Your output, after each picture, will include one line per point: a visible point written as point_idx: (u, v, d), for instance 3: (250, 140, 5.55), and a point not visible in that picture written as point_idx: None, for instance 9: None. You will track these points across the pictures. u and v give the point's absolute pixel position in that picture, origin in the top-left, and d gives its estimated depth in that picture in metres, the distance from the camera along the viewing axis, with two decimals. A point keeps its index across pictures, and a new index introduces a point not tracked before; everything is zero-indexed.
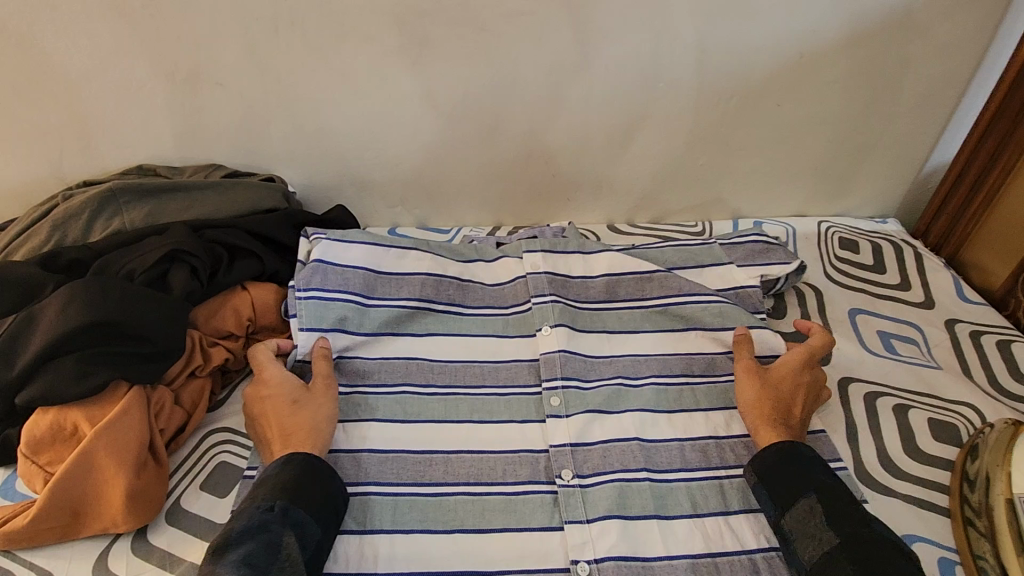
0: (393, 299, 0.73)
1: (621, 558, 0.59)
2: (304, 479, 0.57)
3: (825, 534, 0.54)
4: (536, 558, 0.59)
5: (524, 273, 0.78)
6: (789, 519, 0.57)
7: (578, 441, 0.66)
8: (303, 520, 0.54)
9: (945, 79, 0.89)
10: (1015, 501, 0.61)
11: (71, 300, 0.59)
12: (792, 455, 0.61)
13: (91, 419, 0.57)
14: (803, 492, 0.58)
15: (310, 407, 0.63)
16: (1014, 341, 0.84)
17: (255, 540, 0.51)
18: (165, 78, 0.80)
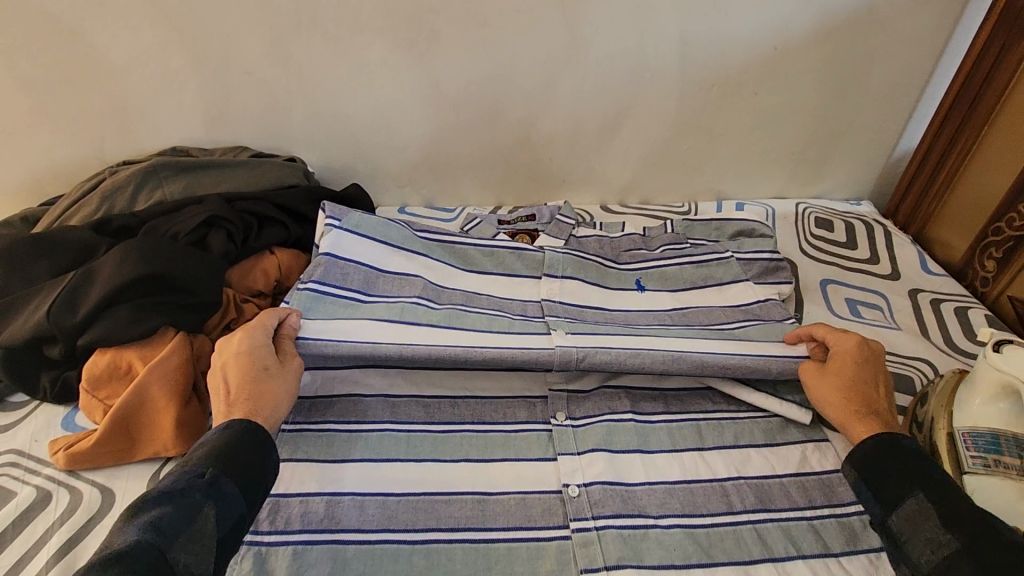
0: (391, 296, 0.75)
1: (607, 483, 0.66)
2: (240, 449, 0.54)
3: (940, 536, 0.54)
4: (531, 483, 0.67)
5: (539, 299, 0.81)
6: (897, 519, 0.57)
7: (574, 392, 0.75)
8: (229, 493, 0.51)
9: (908, 69, 0.97)
10: (954, 434, 0.67)
11: (126, 256, 0.67)
12: (892, 449, 0.60)
13: (143, 358, 0.66)
14: (908, 489, 0.57)
15: (265, 380, 0.61)
16: (970, 307, 0.92)
17: (172, 504, 0.48)
18: (198, 67, 0.89)
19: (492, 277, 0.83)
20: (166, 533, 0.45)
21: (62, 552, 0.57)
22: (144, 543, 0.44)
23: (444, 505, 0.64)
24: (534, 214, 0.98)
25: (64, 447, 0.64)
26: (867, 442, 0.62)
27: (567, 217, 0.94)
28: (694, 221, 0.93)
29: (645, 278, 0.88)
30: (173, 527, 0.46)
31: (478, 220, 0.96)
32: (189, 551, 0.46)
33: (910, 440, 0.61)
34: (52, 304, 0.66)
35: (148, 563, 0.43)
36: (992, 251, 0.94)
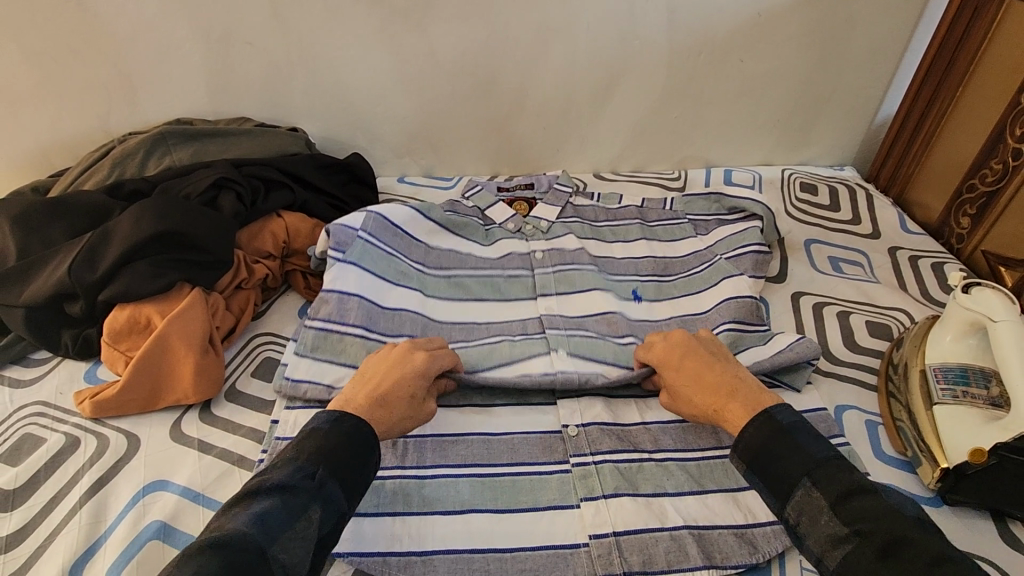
0: (393, 333, 0.74)
1: (604, 424, 0.70)
2: (349, 449, 0.53)
3: (834, 529, 0.47)
4: (536, 424, 0.71)
5: (538, 315, 0.81)
6: (791, 508, 0.50)
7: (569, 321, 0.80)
8: (333, 494, 0.50)
9: (888, 35, 1.01)
10: (927, 370, 0.72)
11: (142, 214, 0.71)
12: (776, 433, 0.54)
13: (162, 313, 0.69)
14: (796, 475, 0.51)
15: (412, 411, 0.62)
16: (946, 262, 0.97)
17: (280, 500, 0.47)
18: (201, 39, 0.91)
19: (490, 302, 0.83)
20: (269, 529, 0.45)
21: (92, 489, 0.61)
22: (248, 540, 0.43)
23: (452, 444, 0.68)
24: (533, 182, 0.99)
25: (90, 397, 0.67)
26: (747, 433, 0.55)
27: (564, 186, 0.96)
28: (690, 197, 0.95)
29: (643, 289, 0.87)
30: (278, 524, 0.45)
31: (480, 188, 0.94)
32: (288, 549, 0.45)
33: (791, 415, 0.55)
34: (73, 261, 0.69)
35: (247, 559, 0.42)
36: (967, 209, 0.98)
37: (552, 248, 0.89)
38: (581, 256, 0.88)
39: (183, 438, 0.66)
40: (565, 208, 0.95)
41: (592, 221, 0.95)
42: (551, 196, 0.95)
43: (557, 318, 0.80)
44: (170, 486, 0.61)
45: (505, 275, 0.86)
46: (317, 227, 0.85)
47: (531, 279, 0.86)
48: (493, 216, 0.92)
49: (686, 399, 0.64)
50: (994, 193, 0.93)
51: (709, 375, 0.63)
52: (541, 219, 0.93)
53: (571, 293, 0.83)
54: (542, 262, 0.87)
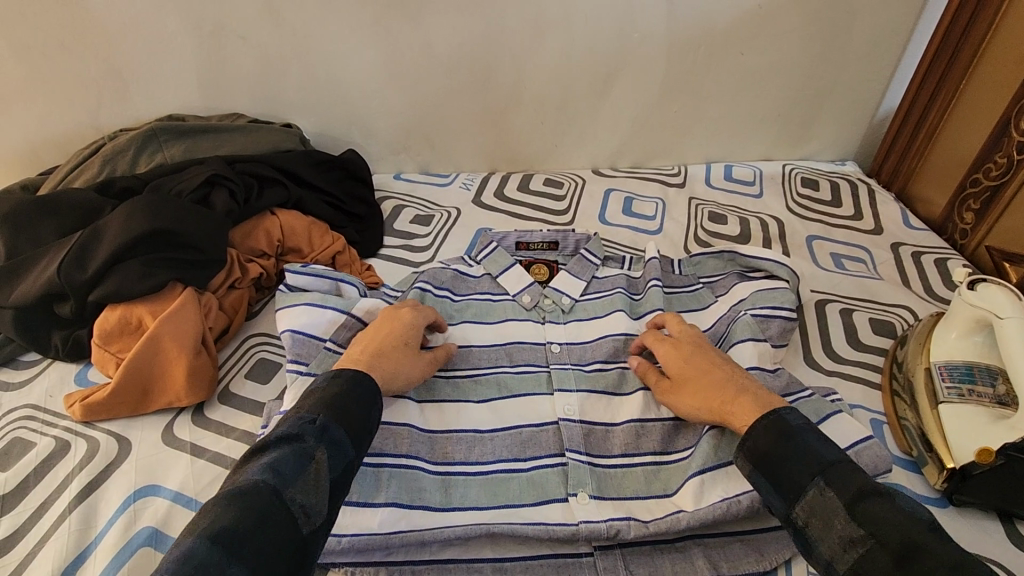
0: (400, 422, 0.68)
1: (590, 423, 0.71)
2: (351, 403, 0.56)
3: (849, 531, 0.46)
4: (531, 416, 0.71)
5: (550, 392, 0.73)
6: (801, 508, 0.50)
7: (578, 366, 0.77)
8: (339, 441, 0.53)
9: (890, 26, 0.99)
10: (932, 369, 0.71)
11: (133, 212, 0.69)
12: (787, 435, 0.53)
13: (154, 313, 0.68)
14: (807, 476, 0.50)
15: (408, 357, 0.66)
16: (950, 258, 0.95)
17: (290, 449, 0.50)
18: (192, 31, 0.89)
19: (506, 349, 0.78)
20: (283, 475, 0.48)
21: (82, 495, 0.60)
22: (264, 488, 0.47)
23: (448, 442, 0.69)
24: (558, 241, 0.90)
25: (80, 399, 0.66)
26: (750, 439, 0.55)
27: (592, 254, 0.87)
28: (700, 256, 0.86)
29: None
30: (289, 469, 0.49)
31: (492, 247, 0.87)
32: (304, 492, 0.49)
33: (799, 417, 0.55)
34: (63, 261, 0.67)
35: (268, 504, 0.46)
36: (970, 204, 0.97)
37: (570, 338, 0.80)
38: (604, 347, 0.78)
39: (175, 441, 0.65)
40: (590, 282, 0.85)
41: (625, 289, 0.84)
42: (575, 265, 0.86)
43: (575, 431, 0.69)
44: (162, 492, 0.60)
45: (512, 373, 0.76)
46: (313, 223, 0.83)
47: (547, 373, 0.75)
48: (509, 283, 0.84)
49: (690, 393, 0.64)
50: (999, 187, 0.92)
51: (710, 374, 0.63)
52: (562, 293, 0.83)
53: (594, 393, 0.73)
54: (559, 357, 0.77)
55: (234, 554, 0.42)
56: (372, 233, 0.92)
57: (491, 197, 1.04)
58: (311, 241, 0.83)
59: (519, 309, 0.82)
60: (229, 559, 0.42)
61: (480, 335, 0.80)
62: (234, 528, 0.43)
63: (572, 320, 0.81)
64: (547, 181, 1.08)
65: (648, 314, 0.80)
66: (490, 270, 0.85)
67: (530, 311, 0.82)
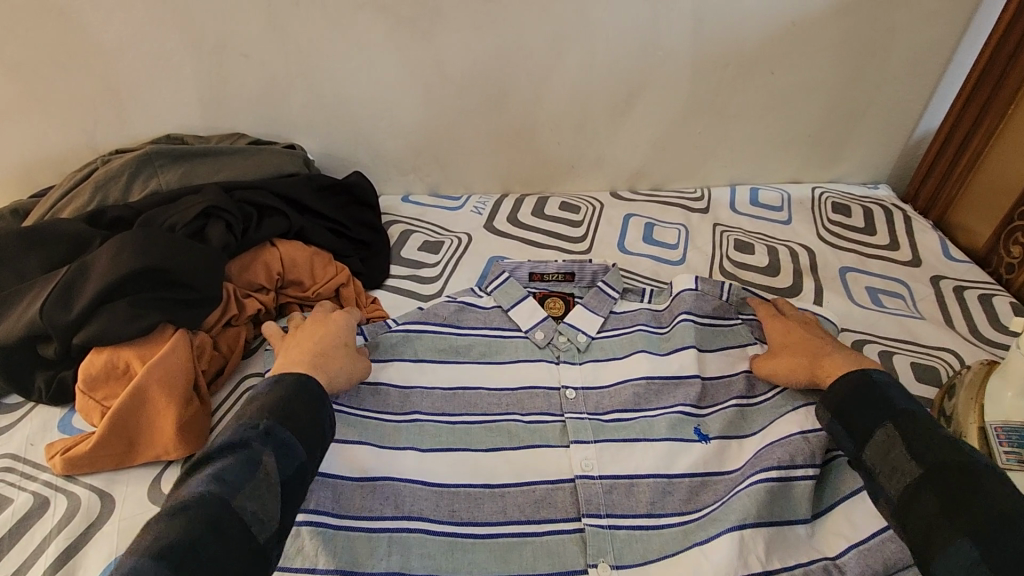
0: (398, 479, 0.63)
1: (614, 479, 0.65)
2: (295, 406, 0.55)
3: (907, 463, 0.53)
4: (546, 472, 0.66)
5: (564, 445, 0.68)
6: (872, 453, 0.56)
7: (595, 414, 0.70)
8: (288, 442, 0.52)
9: (933, 45, 0.92)
10: (986, 428, 0.65)
11: (122, 248, 0.64)
12: (866, 386, 0.60)
13: (143, 357, 0.63)
14: (878, 422, 0.57)
15: (348, 357, 0.67)
16: (996, 295, 0.89)
17: (234, 455, 0.49)
18: (190, 48, 0.85)
19: (514, 395, 0.72)
20: (230, 483, 0.47)
21: (61, 561, 0.55)
22: (211, 495, 0.45)
23: (454, 497, 0.63)
24: (574, 273, 0.82)
25: (61, 451, 0.61)
26: (837, 382, 0.62)
27: (610, 287, 0.80)
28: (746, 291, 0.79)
29: (707, 423, 0.69)
30: (237, 476, 0.48)
31: (505, 277, 0.80)
32: (255, 498, 0.48)
33: (884, 374, 0.61)
34: (46, 301, 0.63)
35: (217, 513, 0.45)
36: (1019, 237, 0.90)
37: (586, 382, 0.73)
38: (624, 393, 0.72)
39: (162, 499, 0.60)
40: (607, 318, 0.79)
41: (647, 325, 0.77)
42: (592, 299, 0.79)
43: (595, 490, 0.64)
44: None
45: (522, 421, 0.70)
46: (315, 254, 0.79)
47: (562, 423, 0.70)
48: (520, 318, 0.77)
49: (786, 349, 0.70)
50: None
51: (812, 338, 0.70)
52: (577, 330, 0.77)
53: (612, 441, 0.68)
54: (575, 405, 0.71)
55: (184, 564, 0.41)
56: (378, 261, 0.87)
57: (504, 222, 0.99)
58: (314, 274, 0.78)
59: (532, 348, 0.76)
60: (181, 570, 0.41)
61: (490, 375, 0.73)
62: (186, 540, 0.42)
63: (589, 361, 0.75)
64: (563, 205, 1.03)
65: (676, 351, 0.73)
66: (501, 302, 0.79)
67: (543, 349, 0.76)
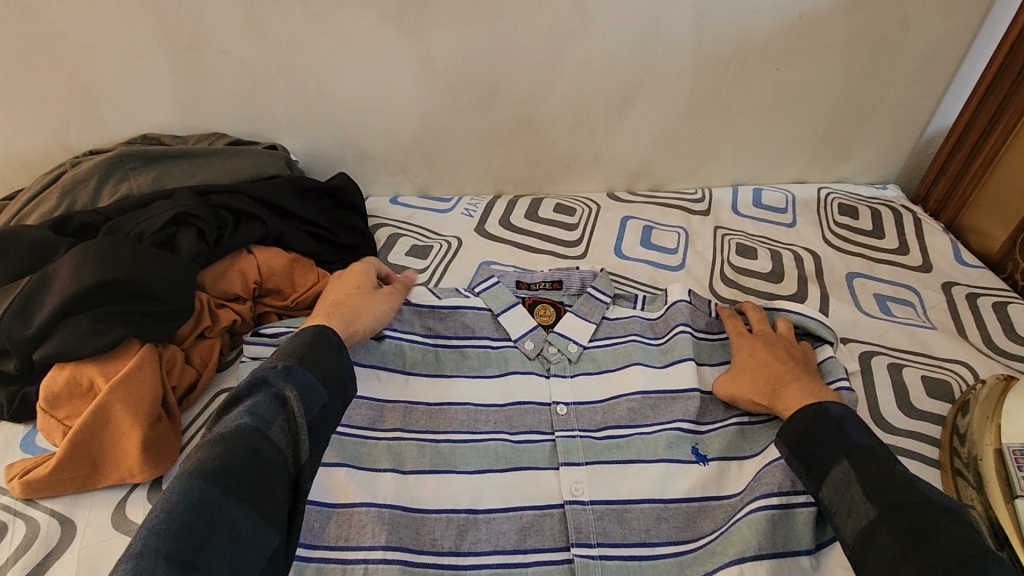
0: (373, 502, 0.59)
1: (605, 504, 0.61)
2: (318, 353, 0.56)
3: (861, 506, 0.50)
4: (535, 496, 0.62)
5: (556, 467, 0.64)
6: (826, 490, 0.53)
7: (587, 431, 0.67)
8: (310, 384, 0.53)
9: (948, 39, 0.88)
10: (1003, 451, 0.63)
11: (84, 259, 0.61)
12: (825, 419, 0.56)
13: (106, 374, 0.60)
14: (833, 458, 0.53)
15: (361, 296, 0.69)
16: (1011, 303, 0.85)
17: (261, 394, 0.51)
18: (165, 44, 0.81)
19: (504, 411, 0.68)
20: (260, 418, 0.49)
21: None
22: (244, 430, 0.47)
23: (436, 524, 0.59)
24: (562, 280, 0.79)
25: (20, 474, 0.58)
26: (795, 414, 0.58)
27: (601, 292, 0.76)
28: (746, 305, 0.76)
29: (705, 442, 0.65)
30: (267, 413, 0.50)
31: (493, 280, 0.77)
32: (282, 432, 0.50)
33: (842, 408, 0.56)
34: (4, 315, 0.59)
35: (249, 447, 0.47)
36: None
37: (578, 398, 0.70)
38: (617, 410, 0.68)
39: (126, 525, 0.57)
40: (599, 326, 0.75)
41: (640, 335, 0.74)
42: (582, 306, 0.75)
43: (586, 518, 0.60)
44: None
45: (511, 440, 0.66)
46: (296, 261, 0.75)
47: (552, 443, 0.66)
48: (509, 325, 0.73)
49: (750, 371, 0.66)
50: None
51: (778, 362, 0.65)
52: (568, 340, 0.73)
53: (604, 464, 0.64)
54: (566, 421, 0.67)
55: (229, 488, 0.44)
56: None
57: (495, 225, 0.95)
58: (293, 282, 0.74)
59: (521, 359, 0.72)
60: (229, 495, 0.43)
61: (477, 390, 0.70)
62: (222, 470, 0.44)
63: (580, 373, 0.71)
64: (557, 207, 0.99)
65: (676, 364, 0.69)
66: (490, 306, 0.75)
67: (532, 361, 0.72)
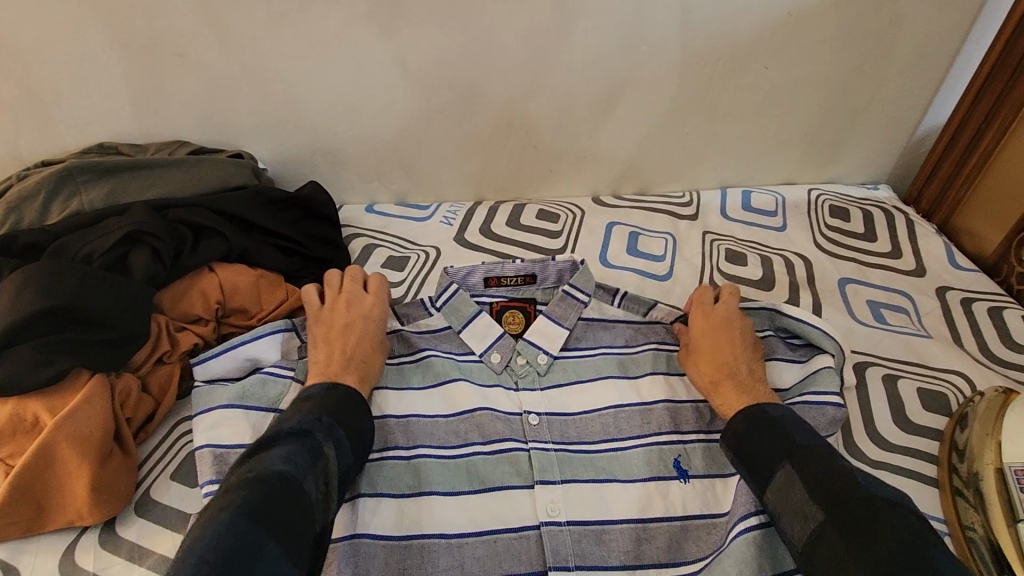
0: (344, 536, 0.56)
1: (583, 524, 0.58)
2: (348, 409, 0.56)
3: (807, 505, 0.49)
4: (509, 516, 0.59)
5: (531, 484, 0.60)
6: (771, 493, 0.52)
7: (563, 445, 0.63)
8: (342, 441, 0.53)
9: (941, 35, 0.85)
10: (1004, 471, 0.61)
11: (26, 285, 0.57)
12: (765, 422, 0.56)
13: (52, 409, 0.55)
14: (778, 462, 0.53)
15: (382, 350, 0.65)
16: (1007, 308, 0.82)
17: (299, 441, 0.50)
18: (117, 46, 0.76)
19: (477, 419, 0.64)
20: (300, 466, 0.48)
21: None
22: (285, 474, 0.46)
23: (407, 553, 0.56)
24: (535, 275, 0.71)
25: None
26: (734, 418, 0.58)
27: (576, 289, 0.70)
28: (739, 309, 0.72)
29: (687, 455, 0.62)
30: (306, 462, 0.49)
31: (454, 289, 0.70)
32: (317, 485, 0.49)
33: (779, 409, 0.58)
34: None
35: (287, 491, 0.45)
36: None
37: (550, 408, 0.66)
38: (593, 424, 0.64)
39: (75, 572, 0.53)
40: (573, 329, 0.70)
41: (610, 347, 0.70)
42: (555, 308, 0.70)
43: (563, 540, 0.57)
44: None
45: (484, 454, 0.62)
46: (262, 277, 0.71)
47: (526, 456, 0.62)
48: (473, 339, 0.69)
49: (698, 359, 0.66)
50: None
51: (724, 353, 0.64)
52: (538, 349, 0.69)
53: (581, 483, 0.60)
54: (539, 432, 0.64)
55: (274, 532, 0.42)
56: None
57: (476, 234, 0.91)
58: (258, 301, 0.70)
59: (487, 371, 0.68)
60: (270, 539, 0.42)
61: (444, 401, 0.66)
62: (262, 512, 0.43)
63: (550, 385, 0.68)
64: (540, 213, 0.95)
65: (645, 377, 0.67)
66: (452, 322, 0.70)
67: (501, 373, 0.68)
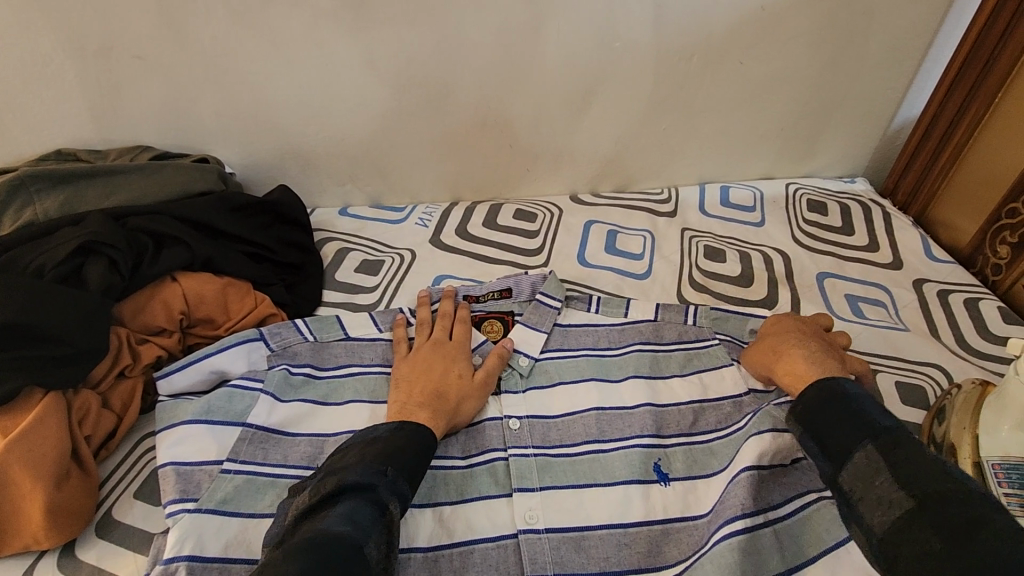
0: None
1: (561, 531, 0.57)
2: (412, 456, 0.52)
3: (892, 491, 0.43)
4: (487, 525, 0.57)
5: (508, 492, 0.59)
6: (848, 475, 0.46)
7: (543, 449, 0.62)
8: (404, 495, 0.49)
9: (914, 27, 0.84)
10: (981, 464, 0.60)
11: None
12: (841, 400, 0.50)
13: (5, 430, 0.53)
14: (857, 440, 0.47)
15: (469, 387, 0.63)
16: (982, 299, 0.83)
17: (362, 498, 0.46)
18: (72, 49, 0.73)
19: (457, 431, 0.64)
20: (360, 527, 0.44)
21: None
22: (345, 536, 0.42)
23: None
24: (511, 288, 0.73)
25: None
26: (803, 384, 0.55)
27: (551, 297, 0.72)
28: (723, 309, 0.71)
29: (669, 459, 0.61)
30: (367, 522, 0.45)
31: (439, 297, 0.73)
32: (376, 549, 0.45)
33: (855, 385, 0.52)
34: None
35: (348, 554, 0.41)
36: (1006, 235, 0.84)
37: (533, 411, 0.65)
38: (575, 427, 0.64)
39: None
40: (551, 334, 0.71)
41: (593, 349, 0.70)
42: (532, 314, 0.71)
43: (541, 548, 0.55)
44: None
45: (462, 467, 0.61)
46: (228, 285, 0.68)
47: (505, 463, 0.61)
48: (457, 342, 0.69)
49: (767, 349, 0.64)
50: None
51: (790, 339, 0.63)
52: (518, 353, 0.69)
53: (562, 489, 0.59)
54: (519, 437, 0.63)
55: None
56: (309, 286, 0.78)
57: (451, 236, 0.89)
58: (224, 309, 0.67)
59: None
60: None
61: None
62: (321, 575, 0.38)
63: (534, 387, 0.67)
64: (517, 212, 0.94)
65: (627, 380, 0.67)
66: None
67: None
